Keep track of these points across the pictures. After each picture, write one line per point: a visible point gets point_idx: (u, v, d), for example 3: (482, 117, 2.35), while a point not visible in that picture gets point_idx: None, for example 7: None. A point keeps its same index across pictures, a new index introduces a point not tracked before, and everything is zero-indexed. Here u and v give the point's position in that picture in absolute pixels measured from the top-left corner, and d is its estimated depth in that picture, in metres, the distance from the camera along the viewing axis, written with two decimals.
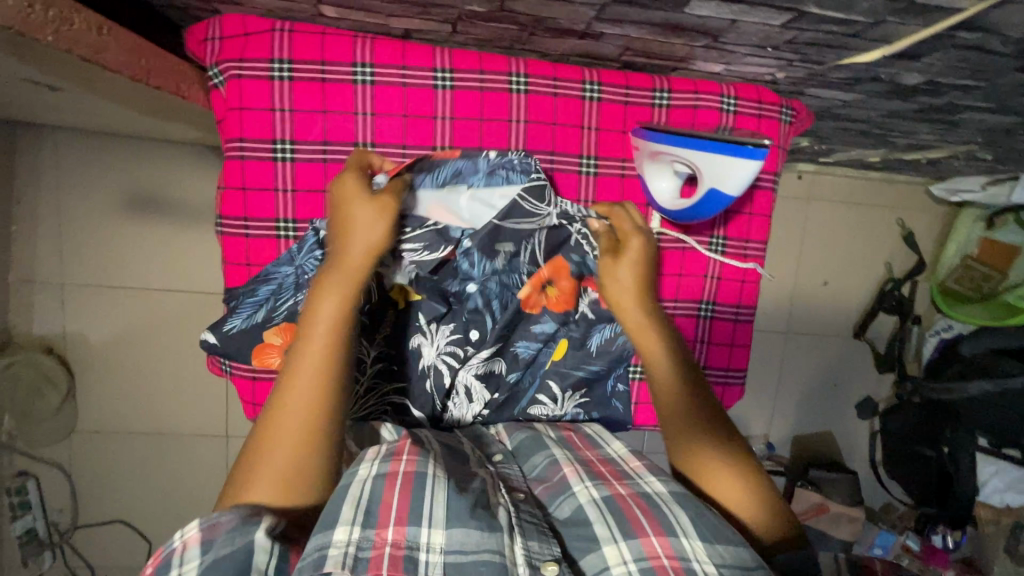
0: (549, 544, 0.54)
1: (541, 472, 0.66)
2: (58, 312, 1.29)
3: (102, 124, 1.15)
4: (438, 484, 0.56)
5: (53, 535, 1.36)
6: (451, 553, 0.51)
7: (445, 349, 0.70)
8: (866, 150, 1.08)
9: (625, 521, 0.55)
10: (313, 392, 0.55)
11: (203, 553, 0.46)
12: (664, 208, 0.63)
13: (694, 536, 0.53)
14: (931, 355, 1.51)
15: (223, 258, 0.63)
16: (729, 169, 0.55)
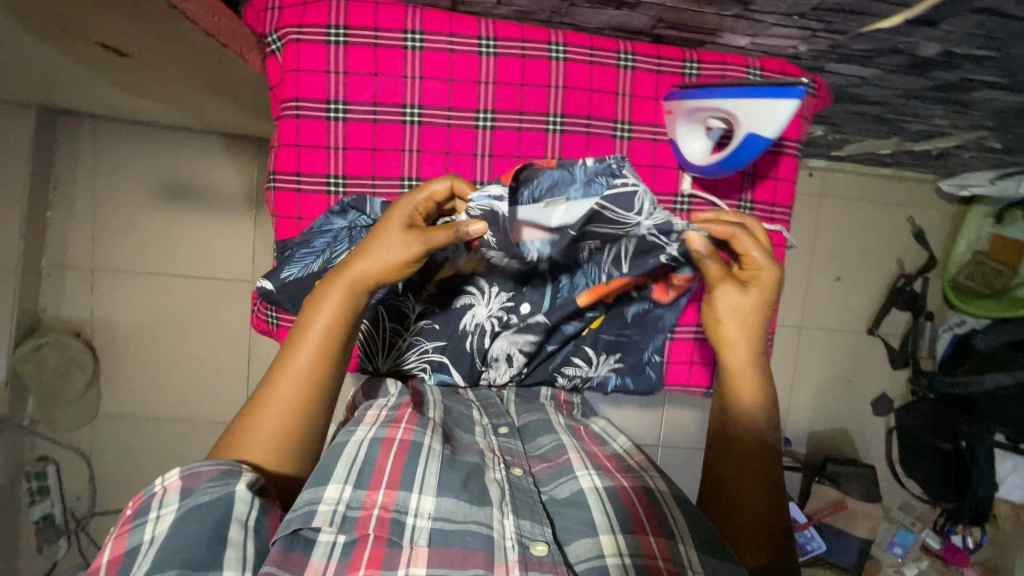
0: (541, 525, 0.57)
1: (546, 452, 0.70)
2: (87, 297, 1.32)
3: (140, 113, 1.21)
4: (432, 457, 0.60)
5: (70, 521, 1.37)
6: (440, 519, 0.55)
7: (495, 313, 0.75)
8: (878, 140, 1.11)
9: (625, 514, 0.59)
10: (298, 382, 0.61)
11: (182, 499, 0.53)
12: (696, 167, 0.66)
13: (690, 544, 0.57)
14: (944, 350, 1.52)
15: (276, 212, 0.67)
16: (765, 113, 0.56)
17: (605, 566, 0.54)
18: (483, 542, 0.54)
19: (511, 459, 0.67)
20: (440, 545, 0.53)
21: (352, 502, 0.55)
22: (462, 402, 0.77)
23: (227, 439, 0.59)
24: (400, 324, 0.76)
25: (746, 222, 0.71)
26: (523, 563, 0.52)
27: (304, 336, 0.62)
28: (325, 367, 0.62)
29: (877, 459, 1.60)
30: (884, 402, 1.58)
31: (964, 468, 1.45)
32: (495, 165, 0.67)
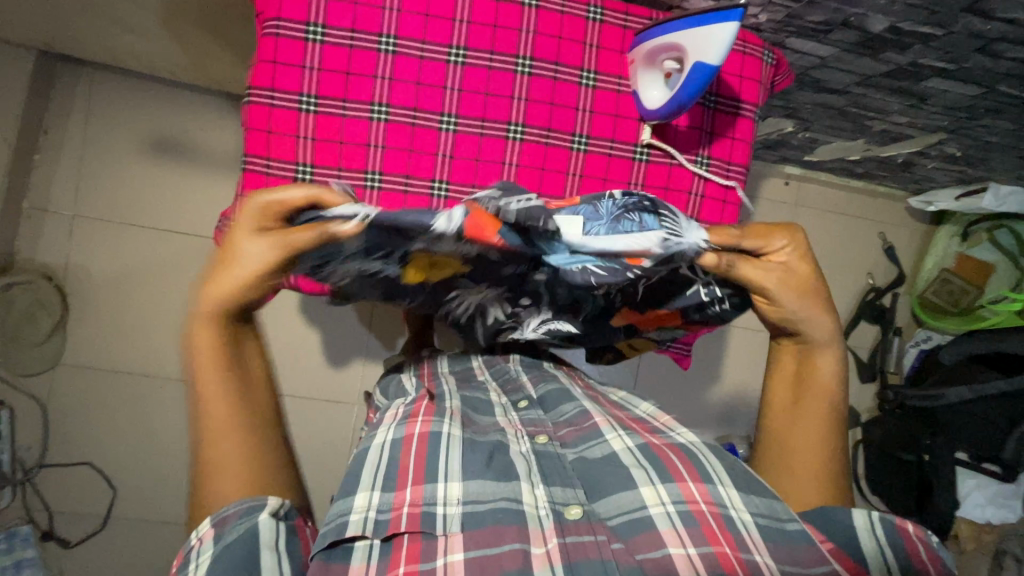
0: (572, 489, 0.62)
1: (571, 417, 0.73)
2: (63, 242, 1.32)
3: (137, 63, 1.24)
4: (452, 445, 0.64)
5: (18, 471, 1.33)
6: (469, 502, 0.58)
7: (492, 300, 0.79)
8: (846, 141, 1.15)
9: (663, 467, 0.63)
10: (224, 417, 0.60)
11: (215, 544, 0.53)
12: (659, 114, 0.69)
13: (730, 486, 0.62)
14: (912, 365, 1.54)
15: (247, 123, 0.69)
16: (708, 40, 0.61)
17: (647, 517, 0.58)
18: (515, 516, 0.57)
19: (534, 429, 0.72)
20: (473, 526, 0.56)
21: (381, 507, 0.58)
22: (480, 389, 0.83)
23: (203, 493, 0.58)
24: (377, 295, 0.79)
25: (701, 175, 0.75)
26: (560, 529, 0.57)
27: (211, 380, 0.61)
28: (229, 378, 0.62)
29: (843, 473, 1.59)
30: (851, 416, 1.59)
31: (925, 483, 1.44)
32: (464, 100, 0.72)
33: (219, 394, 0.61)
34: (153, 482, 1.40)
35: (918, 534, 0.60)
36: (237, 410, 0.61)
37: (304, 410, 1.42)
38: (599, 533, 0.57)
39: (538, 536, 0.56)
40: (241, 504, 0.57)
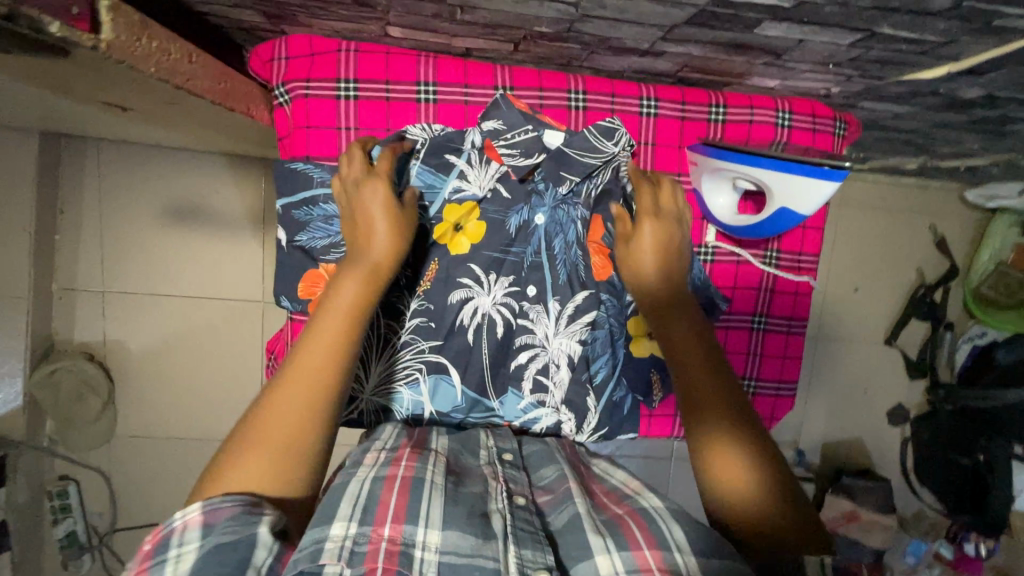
0: (544, 552, 0.47)
1: (549, 483, 0.59)
2: (98, 320, 1.32)
3: (143, 136, 1.18)
4: (437, 490, 0.51)
5: (92, 537, 1.39)
6: (447, 553, 0.45)
7: (500, 300, 0.68)
8: (905, 158, 1.07)
9: (619, 533, 0.49)
10: (299, 412, 0.50)
11: (203, 537, 0.41)
12: (722, 222, 0.73)
13: (689, 552, 0.47)
14: (963, 363, 1.48)
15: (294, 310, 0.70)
16: (801, 193, 0.64)
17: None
18: None
19: (513, 485, 0.57)
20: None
21: (357, 538, 0.45)
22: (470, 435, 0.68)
23: (228, 451, 0.48)
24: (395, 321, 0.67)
25: (771, 271, 0.80)
26: None
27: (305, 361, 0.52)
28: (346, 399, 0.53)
29: (891, 468, 1.59)
30: (900, 412, 1.57)
31: (981, 482, 1.43)
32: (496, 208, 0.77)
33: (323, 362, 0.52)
34: None
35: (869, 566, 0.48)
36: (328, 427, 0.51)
37: None
38: None
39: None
40: (236, 502, 0.45)
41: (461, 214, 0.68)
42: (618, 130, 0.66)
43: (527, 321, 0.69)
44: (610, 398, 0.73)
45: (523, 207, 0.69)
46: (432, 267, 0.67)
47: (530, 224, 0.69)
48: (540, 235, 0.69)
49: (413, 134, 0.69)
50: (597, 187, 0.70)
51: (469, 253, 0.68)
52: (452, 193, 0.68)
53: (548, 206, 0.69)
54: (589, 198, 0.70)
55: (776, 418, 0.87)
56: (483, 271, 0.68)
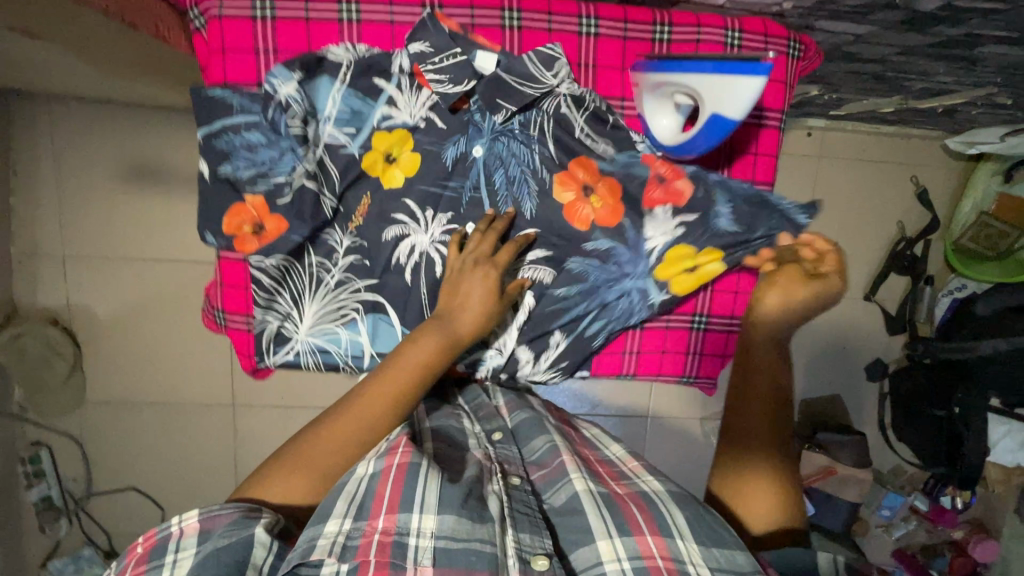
0: (541, 537, 0.60)
1: (540, 457, 0.74)
2: (60, 284, 1.29)
3: (92, 90, 1.14)
4: (431, 474, 0.60)
5: (69, 501, 1.40)
6: (443, 538, 0.56)
7: (439, 238, 0.72)
8: (880, 98, 1.03)
9: (620, 521, 0.63)
10: (352, 442, 0.62)
11: (199, 543, 0.53)
12: (665, 144, 0.70)
13: (690, 540, 0.61)
14: (942, 316, 1.46)
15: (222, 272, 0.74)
16: (726, 91, 0.60)
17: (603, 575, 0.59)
18: (487, 563, 0.55)
19: (507, 467, 0.71)
20: (444, 562, 0.55)
21: (352, 532, 0.55)
22: (453, 416, 0.80)
23: (285, 461, 0.60)
24: (327, 260, 0.72)
25: None
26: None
27: (371, 402, 0.63)
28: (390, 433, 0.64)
29: (869, 424, 1.59)
30: (879, 367, 1.55)
31: (955, 436, 1.42)
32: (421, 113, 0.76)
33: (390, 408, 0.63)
34: (196, 500, 1.45)
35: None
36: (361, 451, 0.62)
37: None
38: None
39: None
40: (234, 504, 0.56)
41: (393, 144, 0.71)
42: (557, 61, 0.69)
43: None
44: (580, 331, 0.79)
45: (461, 139, 0.72)
46: (366, 201, 0.72)
47: (468, 156, 0.73)
48: (478, 167, 0.73)
49: (336, 55, 0.68)
50: (545, 123, 0.73)
51: (404, 189, 0.71)
52: (381, 121, 0.70)
53: (486, 137, 0.73)
54: (532, 130, 0.73)
55: (730, 354, 0.88)
56: (418, 207, 0.72)
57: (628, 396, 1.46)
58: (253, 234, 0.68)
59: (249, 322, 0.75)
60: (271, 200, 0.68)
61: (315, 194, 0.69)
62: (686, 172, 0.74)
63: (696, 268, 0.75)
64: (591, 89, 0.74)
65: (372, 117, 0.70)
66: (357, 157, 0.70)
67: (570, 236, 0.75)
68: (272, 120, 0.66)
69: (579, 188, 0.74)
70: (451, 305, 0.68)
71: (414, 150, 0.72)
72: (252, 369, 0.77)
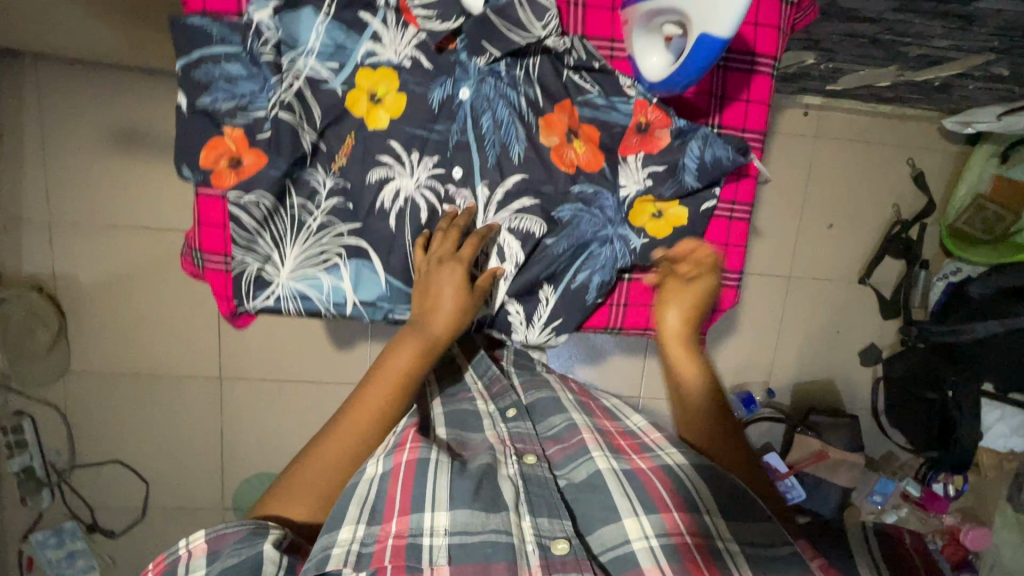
0: (560, 521, 0.65)
1: (557, 432, 0.81)
2: (45, 250, 1.27)
3: (79, 51, 1.12)
4: (440, 470, 0.65)
5: (52, 474, 1.38)
6: (457, 534, 0.60)
7: (425, 182, 0.73)
8: (877, 68, 1.02)
9: (644, 498, 0.68)
10: (346, 447, 0.68)
11: (210, 562, 0.56)
12: (656, 81, 0.71)
13: (716, 515, 0.66)
14: (937, 299, 1.46)
15: (197, 214, 0.72)
16: (715, 10, 0.60)
17: (631, 552, 0.63)
18: (503, 552, 0.59)
19: (523, 447, 0.77)
20: (459, 558, 0.59)
21: (366, 539, 0.59)
22: (467, 399, 0.86)
23: (289, 476, 0.66)
24: (310, 202, 0.72)
25: None
26: (547, 565, 0.60)
27: (361, 408, 0.70)
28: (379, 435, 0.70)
29: (862, 409, 1.58)
30: (872, 353, 1.54)
31: (948, 420, 1.41)
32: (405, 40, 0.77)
33: (376, 412, 0.70)
34: (182, 475, 1.43)
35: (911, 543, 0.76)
36: (357, 456, 0.68)
37: (315, 392, 1.42)
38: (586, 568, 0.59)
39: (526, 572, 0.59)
40: (243, 524, 0.60)
41: (378, 82, 0.71)
42: (547, 12, 0.71)
43: (453, 205, 0.75)
44: (570, 285, 0.79)
45: (447, 81, 0.73)
46: (349, 140, 0.72)
47: (454, 99, 0.73)
48: (464, 109, 0.73)
49: None
50: (532, 67, 0.75)
51: (388, 131, 0.72)
52: (365, 58, 0.70)
53: (472, 79, 0.73)
54: (513, 77, 0.74)
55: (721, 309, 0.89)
56: (402, 148, 0.72)
57: (623, 381, 1.44)
58: (231, 168, 0.69)
59: (226, 263, 0.74)
60: (250, 135, 0.69)
61: (292, 126, 0.69)
62: (674, 125, 0.76)
63: (662, 213, 0.79)
64: (582, 30, 0.76)
65: (356, 52, 0.70)
66: (340, 94, 0.70)
67: (552, 184, 0.76)
68: (253, 51, 0.68)
69: (564, 133, 0.75)
70: (424, 308, 0.72)
71: (399, 90, 0.72)
72: (230, 314, 0.76)
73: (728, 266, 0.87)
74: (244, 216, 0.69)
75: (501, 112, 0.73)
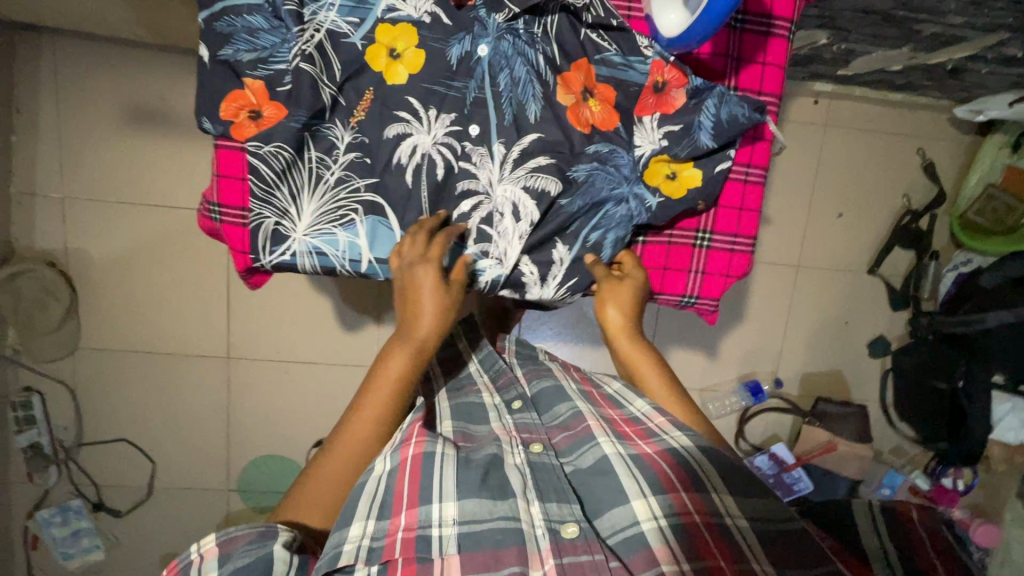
0: (569, 505, 0.65)
1: (565, 420, 0.78)
2: (59, 226, 1.28)
3: (98, 27, 1.13)
4: (447, 464, 0.65)
5: (60, 451, 1.38)
6: (466, 524, 0.60)
7: (442, 140, 0.74)
8: (890, 49, 1.02)
9: (652, 481, 0.65)
10: (357, 452, 0.68)
11: (220, 565, 0.55)
12: (673, 39, 0.71)
13: (725, 494, 0.65)
14: (948, 291, 1.44)
15: (218, 168, 0.75)
16: None
17: (640, 533, 0.61)
18: (514, 538, 0.59)
19: (529, 437, 0.75)
20: (469, 547, 0.58)
21: (376, 534, 0.59)
22: (472, 393, 0.88)
23: (301, 482, 0.67)
24: (328, 157, 0.73)
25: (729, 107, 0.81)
26: (557, 549, 0.59)
27: (357, 425, 0.69)
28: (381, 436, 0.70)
29: (870, 401, 1.57)
30: (881, 345, 1.54)
31: (958, 408, 1.42)
32: None
33: (374, 422, 0.69)
34: (189, 455, 1.43)
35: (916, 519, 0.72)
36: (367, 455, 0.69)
37: (323, 374, 1.43)
38: (596, 550, 0.59)
39: (536, 558, 0.59)
40: (253, 527, 0.59)
41: (396, 38, 0.72)
42: None
43: (470, 164, 0.75)
44: (587, 244, 0.81)
45: (466, 38, 0.74)
46: (368, 95, 0.73)
47: (472, 56, 0.75)
48: (483, 66, 0.75)
49: None
50: (550, 26, 0.76)
51: (406, 86, 0.73)
52: (386, 13, 0.72)
53: (491, 36, 0.75)
54: (529, 33, 0.76)
55: (733, 275, 0.89)
56: (420, 104, 0.74)
57: None
58: (251, 119, 0.70)
59: (243, 217, 0.76)
60: (270, 87, 0.70)
61: (312, 78, 0.70)
62: (690, 84, 0.76)
63: (677, 174, 0.80)
64: None
65: (377, 6, 0.72)
66: (359, 48, 0.72)
67: (567, 143, 0.77)
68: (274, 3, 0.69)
69: (580, 91, 0.77)
70: (408, 313, 0.72)
71: (418, 46, 0.73)
72: (245, 269, 0.78)
73: (741, 232, 0.88)
74: (263, 166, 0.70)
75: (519, 70, 0.75)
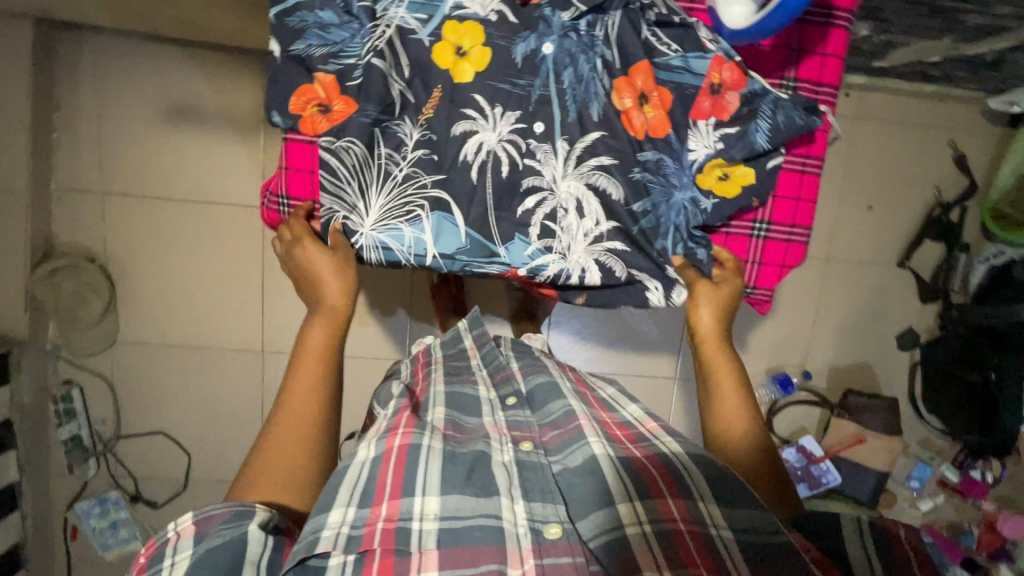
0: (553, 505, 0.66)
1: (556, 418, 0.78)
2: (97, 222, 1.30)
3: (138, 25, 1.15)
4: (433, 458, 0.66)
5: (98, 444, 1.41)
6: (447, 519, 0.60)
7: (506, 137, 0.78)
8: (931, 39, 1.02)
9: (641, 485, 0.64)
10: (308, 421, 0.67)
11: (196, 543, 0.54)
12: (738, 29, 0.73)
13: (711, 501, 0.62)
14: (979, 283, 1.43)
15: (287, 161, 0.81)
16: None
17: (621, 535, 0.60)
18: (494, 535, 0.60)
19: (520, 435, 0.76)
20: (449, 542, 0.59)
21: (356, 522, 0.58)
22: (468, 383, 0.88)
23: (257, 463, 0.64)
24: (396, 153, 0.77)
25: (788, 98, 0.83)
26: (538, 549, 0.60)
27: (297, 402, 0.68)
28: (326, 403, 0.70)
29: (898, 394, 1.57)
30: (910, 337, 1.53)
31: (990, 404, 1.40)
32: None
33: (312, 396, 0.69)
34: (224, 447, 1.46)
35: (908, 538, 0.63)
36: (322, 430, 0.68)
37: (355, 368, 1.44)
38: (577, 553, 0.60)
39: (516, 557, 0.59)
40: (229, 506, 0.58)
41: (463, 35, 0.76)
42: None
43: (534, 161, 0.78)
44: (649, 242, 0.82)
45: (531, 36, 0.77)
46: (437, 92, 0.77)
47: (536, 53, 0.78)
48: (547, 64, 0.78)
49: None
50: (611, 26, 0.79)
51: (473, 84, 0.77)
52: (454, 10, 0.76)
53: (555, 34, 0.78)
54: (588, 30, 0.79)
55: (789, 264, 0.90)
56: (486, 102, 0.77)
57: (650, 367, 1.44)
58: (320, 113, 0.75)
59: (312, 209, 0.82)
60: (341, 83, 0.75)
61: (383, 73, 0.74)
62: (747, 87, 0.77)
63: (729, 173, 0.82)
64: None
65: (444, 3, 0.76)
66: (427, 44, 0.76)
67: (627, 144, 0.81)
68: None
69: (636, 96, 0.80)
70: (316, 289, 0.76)
71: (484, 44, 0.77)
72: None
73: (797, 222, 0.89)
74: (335, 160, 0.75)
75: (582, 69, 0.79)
